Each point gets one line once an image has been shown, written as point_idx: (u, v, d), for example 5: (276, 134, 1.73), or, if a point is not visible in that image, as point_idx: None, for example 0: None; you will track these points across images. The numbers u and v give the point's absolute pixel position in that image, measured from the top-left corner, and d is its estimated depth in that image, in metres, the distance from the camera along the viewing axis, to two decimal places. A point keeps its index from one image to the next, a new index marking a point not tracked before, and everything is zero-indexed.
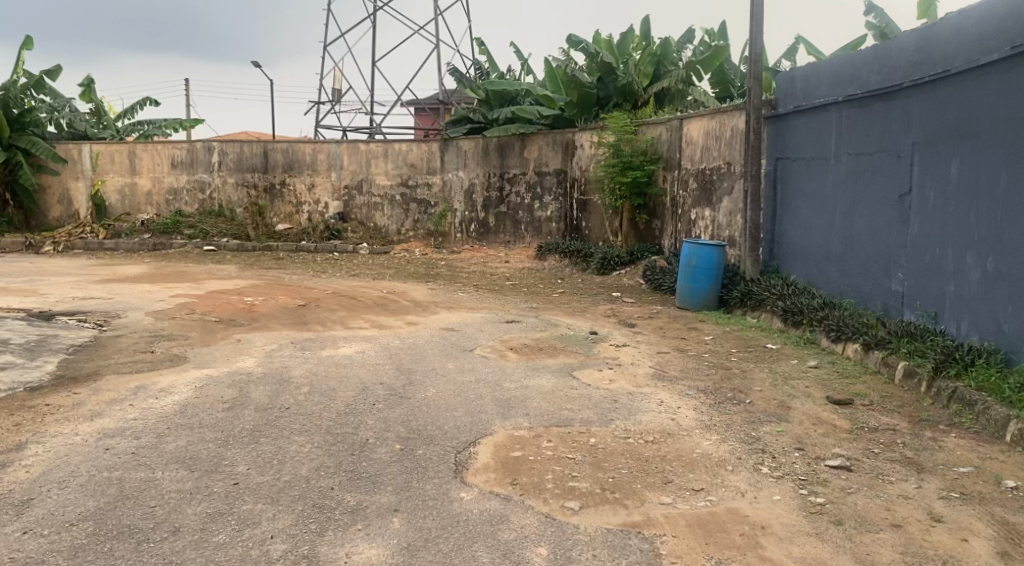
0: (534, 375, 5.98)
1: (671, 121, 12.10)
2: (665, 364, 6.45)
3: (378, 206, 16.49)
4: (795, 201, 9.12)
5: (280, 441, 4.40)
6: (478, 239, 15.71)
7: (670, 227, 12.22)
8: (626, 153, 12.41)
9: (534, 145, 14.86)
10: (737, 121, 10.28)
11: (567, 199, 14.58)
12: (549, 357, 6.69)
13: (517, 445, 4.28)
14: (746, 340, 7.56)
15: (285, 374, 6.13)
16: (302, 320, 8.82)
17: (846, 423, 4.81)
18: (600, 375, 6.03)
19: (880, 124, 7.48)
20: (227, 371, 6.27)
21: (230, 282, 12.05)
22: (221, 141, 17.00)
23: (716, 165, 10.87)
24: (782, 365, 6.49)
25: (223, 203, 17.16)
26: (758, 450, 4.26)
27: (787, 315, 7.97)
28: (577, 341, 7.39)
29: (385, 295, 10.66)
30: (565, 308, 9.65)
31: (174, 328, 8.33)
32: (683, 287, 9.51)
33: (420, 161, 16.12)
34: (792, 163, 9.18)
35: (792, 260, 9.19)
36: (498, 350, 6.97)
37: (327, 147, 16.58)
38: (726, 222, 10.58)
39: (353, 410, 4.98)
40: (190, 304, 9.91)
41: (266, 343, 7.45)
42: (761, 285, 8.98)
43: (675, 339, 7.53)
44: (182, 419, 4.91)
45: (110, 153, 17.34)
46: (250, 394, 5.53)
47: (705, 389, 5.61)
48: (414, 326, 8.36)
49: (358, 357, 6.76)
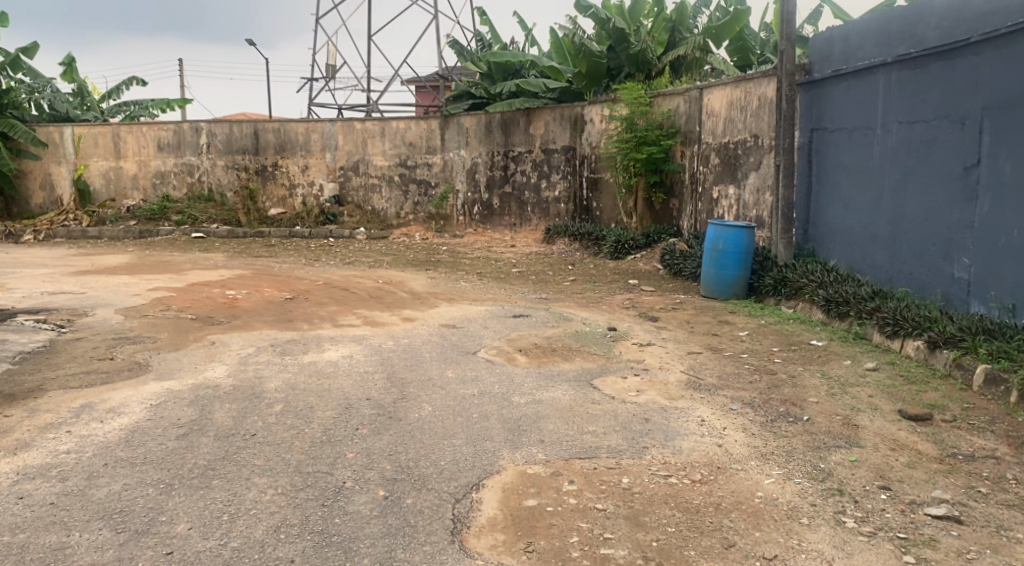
0: (548, 385, 5.11)
1: (689, 91, 11.16)
2: (699, 369, 5.58)
3: (376, 188, 15.55)
4: (834, 177, 8.19)
5: (237, 484, 3.55)
6: (482, 222, 14.80)
7: (689, 207, 11.31)
8: (641, 127, 11.50)
9: (540, 121, 13.89)
10: (765, 90, 9.34)
11: (576, 177, 13.65)
12: (564, 360, 5.82)
13: (531, 488, 3.42)
14: (786, 336, 6.68)
15: (258, 386, 5.27)
16: (288, 317, 7.95)
17: (931, 448, 3.93)
18: (625, 384, 5.15)
19: (938, 87, 6.54)
20: (191, 383, 5.42)
21: (215, 273, 11.19)
22: (209, 122, 16.08)
23: (740, 138, 9.94)
24: (835, 368, 5.61)
25: (213, 187, 16.29)
26: (834, 491, 3.39)
27: (831, 306, 7.08)
28: (594, 339, 6.51)
29: (381, 285, 9.78)
30: (579, 298, 8.77)
31: (145, 328, 7.48)
32: (709, 274, 8.63)
33: (419, 140, 15.15)
34: (830, 134, 8.23)
35: (831, 242, 8.28)
36: (506, 352, 6.09)
37: (321, 126, 15.63)
38: (754, 200, 9.67)
39: (333, 438, 4.12)
40: (168, 299, 9.06)
41: (243, 346, 6.59)
42: (796, 271, 8.09)
43: (705, 336, 6.65)
44: (124, 452, 4.06)
45: (93, 136, 16.44)
46: (213, 415, 4.67)
47: (751, 403, 4.75)
48: (412, 322, 7.49)
49: (346, 362, 5.90)
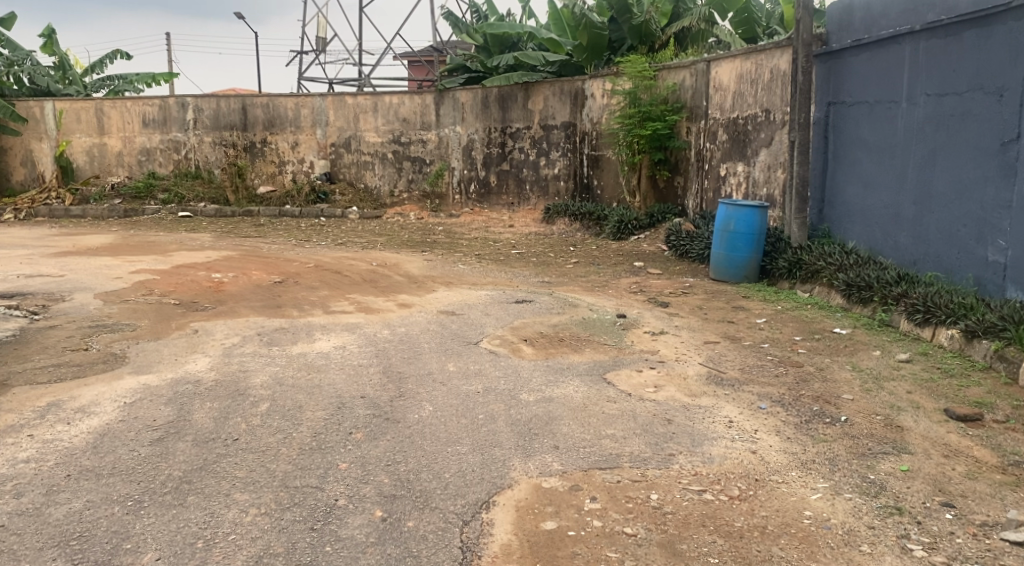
0: (556, 380, 4.70)
1: (696, 64, 10.68)
2: (718, 361, 5.18)
3: (368, 165, 15.04)
4: (852, 153, 7.76)
5: (215, 502, 3.14)
6: (479, 201, 14.31)
7: (695, 186, 10.87)
8: (645, 102, 11.04)
9: (539, 96, 13.38)
10: (779, 62, 8.89)
11: (576, 155, 13.18)
12: (573, 352, 5.41)
13: (548, 507, 3.02)
14: (807, 324, 6.28)
15: (242, 382, 4.84)
16: (277, 302, 7.51)
17: (989, 455, 3.55)
18: (641, 379, 4.74)
19: (972, 56, 6.11)
20: (170, 378, 4.99)
21: (201, 254, 10.71)
22: (196, 97, 15.52)
23: (751, 113, 9.50)
24: (865, 360, 5.22)
25: (200, 164, 15.75)
26: (892, 509, 3.00)
27: (853, 291, 6.70)
28: (603, 328, 6.10)
29: (375, 268, 9.34)
30: (584, 282, 8.34)
31: (125, 314, 7.03)
32: (719, 256, 8.21)
33: (413, 115, 14.62)
34: (849, 109, 7.79)
35: (848, 222, 7.87)
36: (510, 343, 5.69)
37: (311, 101, 15.08)
38: (765, 178, 9.24)
39: (323, 444, 3.70)
40: (150, 282, 8.60)
41: (227, 335, 6.15)
42: (813, 253, 7.68)
43: (722, 324, 6.25)
44: (90, 460, 3.63)
45: (75, 111, 15.84)
46: (191, 415, 4.25)
47: (780, 401, 4.36)
48: (408, 309, 7.06)
49: (339, 354, 5.48)
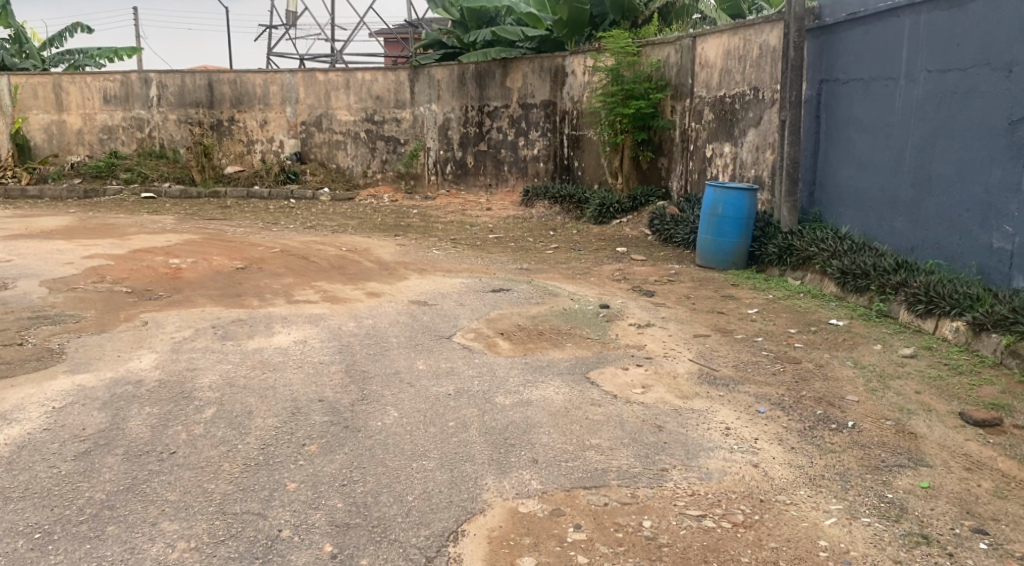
0: (536, 380, 4.30)
1: (681, 40, 10.26)
2: (710, 356, 4.80)
3: (340, 145, 14.47)
4: (845, 133, 7.39)
5: (137, 534, 2.70)
6: (456, 182, 13.82)
7: (679, 167, 10.48)
8: (628, 79, 10.59)
9: (517, 73, 12.90)
10: (768, 37, 8.49)
11: (556, 135, 12.74)
12: (553, 347, 5.00)
13: (525, 538, 2.63)
14: (801, 315, 5.92)
15: (188, 383, 4.37)
16: (236, 290, 7.02)
17: (1015, 468, 3.20)
18: (627, 379, 4.35)
19: (979, 29, 5.73)
20: (109, 378, 4.50)
21: (161, 238, 10.13)
22: (159, 72, 14.84)
23: (738, 91, 9.11)
24: (866, 355, 4.85)
25: (165, 143, 15.08)
26: (918, 538, 2.64)
27: (848, 279, 6.35)
28: (585, 320, 5.69)
29: (345, 253, 8.85)
30: (564, 269, 7.91)
31: (70, 304, 6.50)
32: (706, 242, 7.83)
33: (387, 93, 14.06)
34: (843, 86, 7.40)
35: (840, 206, 7.51)
36: (485, 337, 5.27)
37: (281, 77, 14.46)
38: (753, 160, 8.86)
39: (270, 459, 3.27)
40: (103, 268, 8.05)
41: (179, 328, 5.67)
42: (804, 238, 7.32)
43: (712, 315, 5.87)
44: (1, 480, 3.16)
45: (31, 86, 15.10)
46: (125, 423, 3.78)
47: (779, 403, 3.98)
48: (377, 298, 6.61)
49: (298, 349, 5.04)
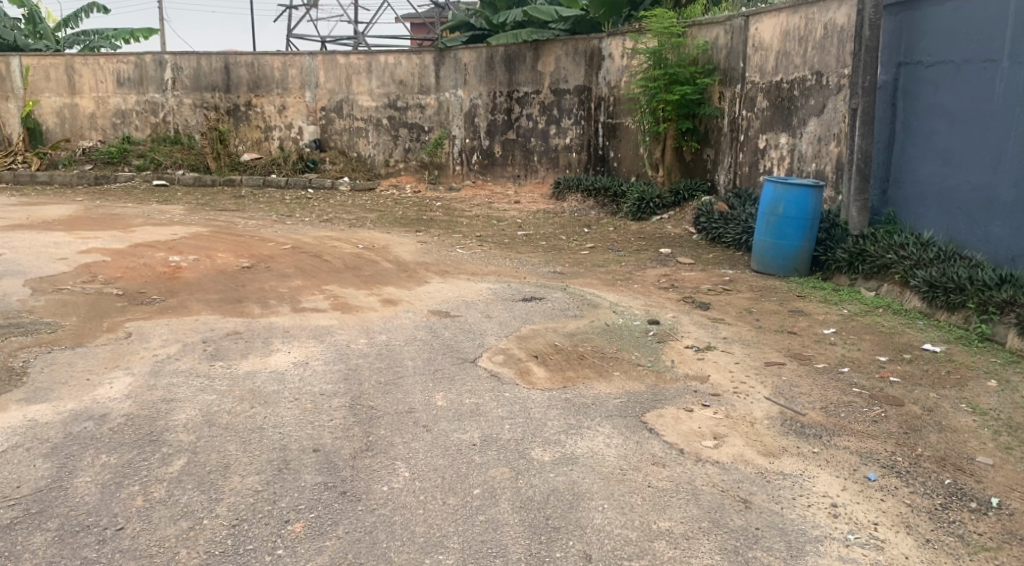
0: (581, 427, 3.48)
1: (732, 20, 9.35)
2: (790, 396, 3.96)
3: (361, 131, 13.69)
4: (927, 124, 6.47)
5: None
6: (482, 173, 13.00)
7: (727, 159, 9.57)
8: (672, 62, 9.66)
9: (550, 56, 12.03)
10: (836, 16, 7.57)
11: (590, 123, 11.85)
12: (598, 378, 4.18)
13: None
14: (886, 337, 5.04)
15: (161, 420, 3.62)
16: (238, 295, 6.27)
17: None
18: (694, 426, 3.53)
19: None
20: (68, 411, 3.75)
21: (167, 231, 9.44)
22: (174, 54, 14.14)
23: (799, 76, 8.19)
24: (981, 395, 3.97)
25: (179, 128, 14.40)
26: None
27: (938, 294, 5.49)
28: (634, 341, 4.87)
29: (361, 251, 8.08)
30: (604, 273, 7.08)
31: (50, 309, 5.78)
32: (764, 245, 6.95)
33: (411, 77, 13.25)
34: (926, 70, 6.47)
35: (919, 206, 6.60)
36: (517, 361, 4.47)
37: (300, 60, 13.70)
38: (814, 152, 7.95)
39: (241, 548, 2.54)
40: (97, 265, 7.35)
41: (164, 342, 4.93)
42: (878, 243, 6.43)
43: (782, 336, 5.02)
44: None
45: (43, 68, 14.48)
46: (71, 478, 3.03)
47: (891, 466, 3.13)
48: (393, 307, 5.82)
49: (297, 375, 4.26)
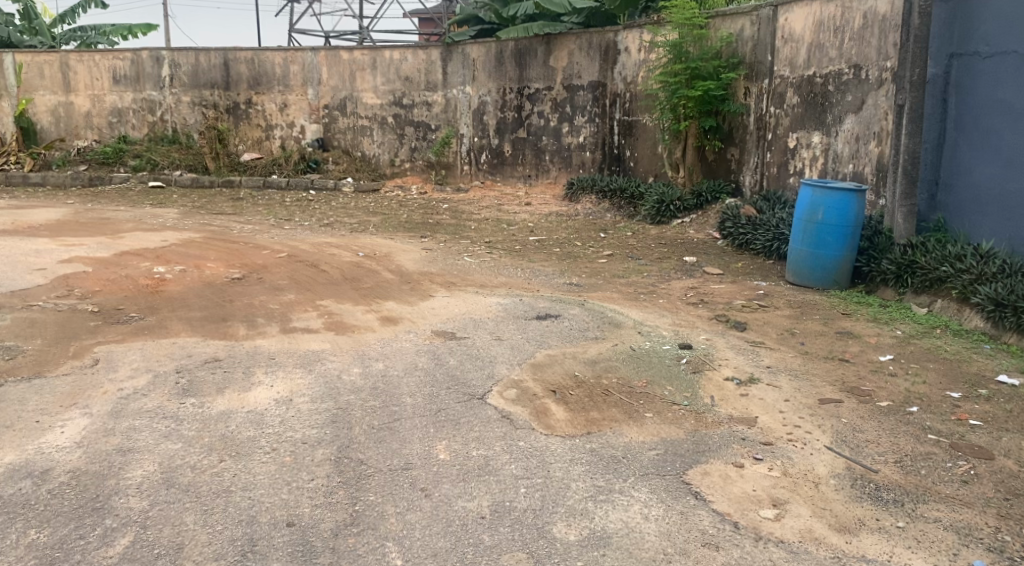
0: (612, 492, 2.88)
1: (760, 11, 8.71)
2: (855, 445, 3.35)
3: (365, 130, 13.12)
4: (985, 122, 5.83)
5: None
6: (491, 173, 12.40)
7: (754, 159, 8.95)
8: (694, 56, 9.01)
9: (563, 51, 11.42)
10: (877, 4, 6.93)
11: (605, 120, 11.24)
12: (626, 421, 3.57)
13: None
14: (952, 366, 4.42)
15: (112, 478, 3.05)
16: (223, 312, 5.70)
17: None
18: (748, 490, 2.93)
19: None
20: (5, 465, 3.17)
21: (157, 237, 8.88)
22: (172, 50, 13.60)
23: (834, 70, 7.55)
24: None
25: (178, 127, 13.86)
26: None
27: (1006, 315, 4.87)
28: (666, 371, 4.26)
29: (361, 260, 7.50)
30: (625, 285, 6.48)
31: (15, 330, 5.22)
32: (801, 255, 6.32)
33: (417, 73, 12.66)
34: (985, 62, 5.81)
35: (974, 212, 5.97)
36: (532, 398, 3.86)
37: (302, 56, 13.13)
38: (851, 153, 7.32)
39: None
40: (77, 277, 6.80)
41: (133, 372, 4.36)
42: (930, 253, 5.79)
43: (833, 365, 4.41)
44: None
45: (37, 65, 13.96)
46: None
47: (999, 550, 2.57)
48: (393, 327, 5.25)
49: (278, 416, 3.68)
